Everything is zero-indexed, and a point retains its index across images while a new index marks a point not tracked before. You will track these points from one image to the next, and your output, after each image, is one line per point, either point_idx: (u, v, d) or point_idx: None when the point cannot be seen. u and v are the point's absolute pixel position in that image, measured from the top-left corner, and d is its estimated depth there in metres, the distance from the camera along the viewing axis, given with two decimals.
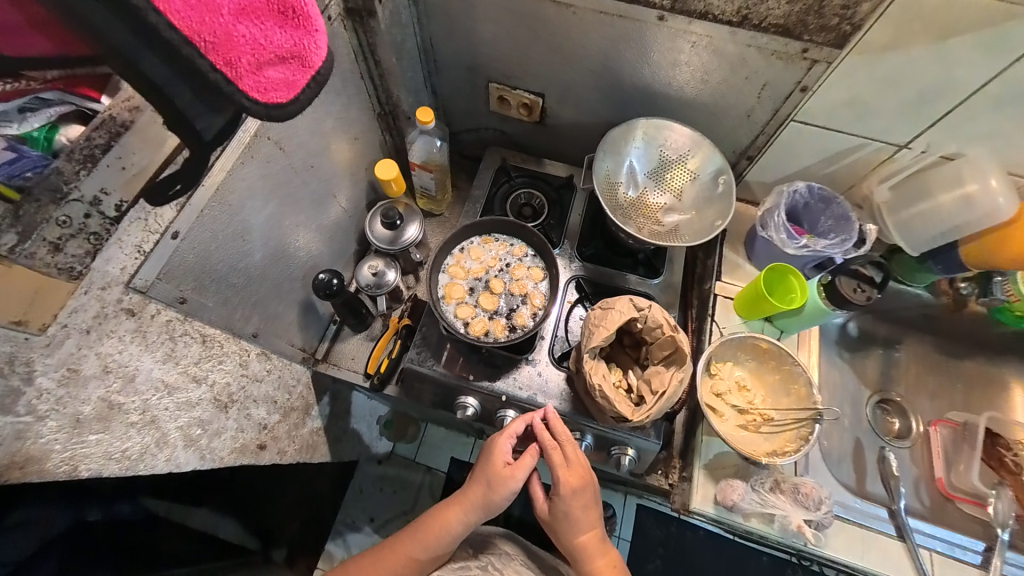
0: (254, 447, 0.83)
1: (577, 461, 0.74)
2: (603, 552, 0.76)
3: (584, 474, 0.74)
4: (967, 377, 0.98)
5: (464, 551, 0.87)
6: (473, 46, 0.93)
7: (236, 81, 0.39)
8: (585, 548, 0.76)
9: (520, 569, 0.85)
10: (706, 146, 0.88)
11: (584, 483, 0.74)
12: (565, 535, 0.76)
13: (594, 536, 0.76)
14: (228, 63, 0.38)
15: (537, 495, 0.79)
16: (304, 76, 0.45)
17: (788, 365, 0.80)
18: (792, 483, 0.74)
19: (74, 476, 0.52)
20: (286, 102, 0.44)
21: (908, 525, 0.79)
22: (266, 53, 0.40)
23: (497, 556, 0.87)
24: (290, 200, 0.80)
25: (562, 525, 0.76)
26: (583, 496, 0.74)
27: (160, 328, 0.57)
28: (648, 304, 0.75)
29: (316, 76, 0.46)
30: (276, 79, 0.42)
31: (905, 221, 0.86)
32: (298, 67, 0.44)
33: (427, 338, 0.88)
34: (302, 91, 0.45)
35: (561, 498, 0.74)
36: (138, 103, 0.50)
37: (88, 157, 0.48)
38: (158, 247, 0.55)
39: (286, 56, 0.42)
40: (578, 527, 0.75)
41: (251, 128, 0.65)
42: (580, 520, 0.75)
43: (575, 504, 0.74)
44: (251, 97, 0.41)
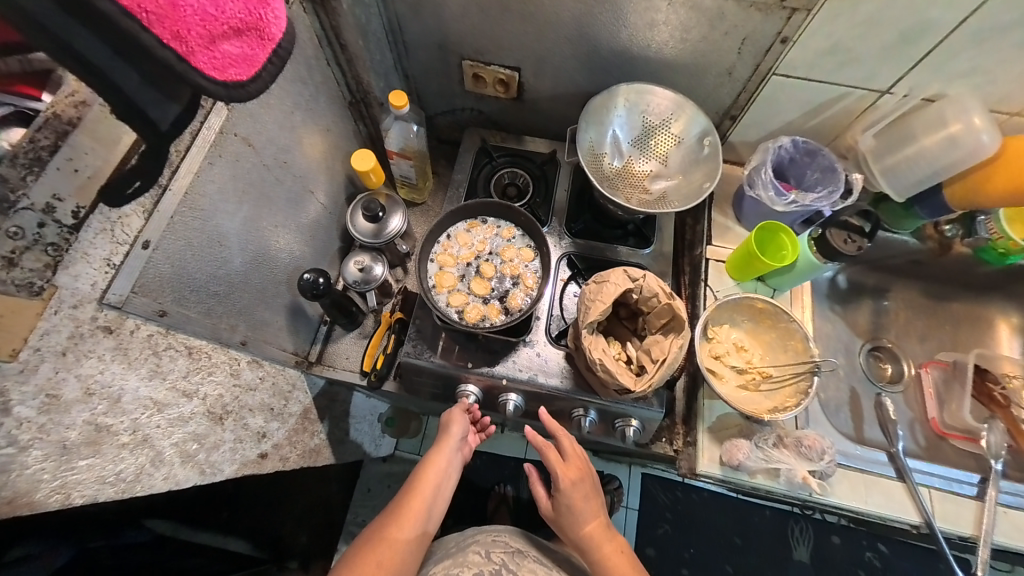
0: (255, 458, 0.83)
1: (572, 453, 0.79)
2: (610, 538, 0.76)
3: (580, 463, 0.78)
4: (945, 316, 1.02)
5: (476, 553, 0.84)
6: (442, 22, 0.89)
7: (188, 57, 0.36)
8: (592, 537, 0.76)
9: (534, 566, 0.83)
10: (689, 108, 0.86)
11: (582, 472, 0.78)
12: (570, 528, 0.77)
13: (598, 524, 0.77)
14: (177, 37, 0.35)
15: (538, 493, 0.83)
16: (263, 50, 0.41)
17: (784, 322, 0.80)
18: (795, 437, 0.75)
19: (69, 505, 0.50)
20: (247, 81, 0.41)
21: (908, 467, 0.76)
22: (219, 24, 0.37)
23: (510, 553, 0.85)
24: (264, 200, 0.76)
25: (566, 519, 0.78)
26: (583, 487, 0.77)
27: (142, 343, 0.55)
28: (642, 273, 0.74)
29: (276, 50, 0.43)
30: (233, 55, 0.39)
31: (891, 167, 0.85)
32: (258, 41, 0.41)
33: (422, 330, 0.87)
34: (263, 67, 0.42)
35: (562, 492, 0.77)
36: (83, 98, 0.47)
37: (34, 160, 0.44)
38: (128, 259, 0.52)
39: (243, 28, 0.39)
40: (581, 516, 0.76)
41: (216, 126, 0.62)
42: (582, 510, 0.77)
43: (576, 495, 0.77)
44: (206, 75, 0.38)
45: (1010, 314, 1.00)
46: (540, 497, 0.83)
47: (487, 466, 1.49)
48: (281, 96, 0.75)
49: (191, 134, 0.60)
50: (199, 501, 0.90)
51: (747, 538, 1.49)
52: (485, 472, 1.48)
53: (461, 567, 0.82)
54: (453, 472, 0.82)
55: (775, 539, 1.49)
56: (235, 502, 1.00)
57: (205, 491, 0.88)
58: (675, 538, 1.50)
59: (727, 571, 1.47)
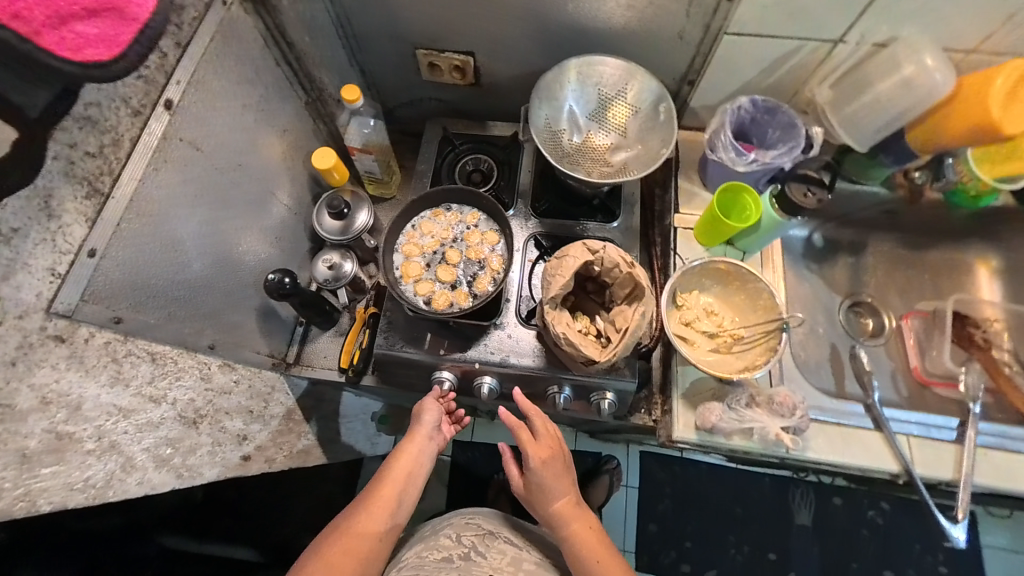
0: (238, 461, 0.83)
1: (544, 433, 0.79)
2: (579, 516, 0.78)
3: (551, 442, 0.79)
4: (921, 266, 1.01)
5: (448, 537, 0.85)
6: (390, 13, 0.89)
7: (34, 38, 0.36)
8: (561, 515, 0.77)
9: (505, 547, 0.84)
10: (642, 75, 0.84)
11: (553, 451, 0.78)
12: (541, 506, 0.78)
13: (569, 502, 0.78)
14: (17, 17, 0.35)
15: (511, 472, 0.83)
16: (127, 30, 0.41)
17: (751, 283, 0.80)
18: (767, 394, 0.73)
19: (36, 512, 0.51)
20: (109, 61, 0.41)
21: (884, 416, 0.75)
22: (65, 3, 0.37)
23: (481, 536, 0.85)
24: (222, 204, 0.76)
25: (537, 496, 0.79)
26: (554, 466, 0.78)
27: (98, 351, 0.55)
28: (602, 245, 0.74)
29: (144, 30, 0.42)
30: (89, 35, 0.39)
31: (849, 116, 0.84)
32: (119, 21, 0.40)
33: (394, 322, 0.87)
34: (129, 48, 0.42)
35: (533, 471, 0.77)
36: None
37: None
38: (74, 268, 0.53)
39: (97, 8, 0.39)
40: (552, 494, 0.77)
41: (157, 131, 0.62)
42: (553, 488, 0.77)
43: (547, 474, 0.77)
44: (61, 57, 0.38)
45: (989, 257, 0.99)
46: (513, 476, 0.83)
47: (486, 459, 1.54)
48: (228, 98, 0.75)
49: (132, 140, 0.59)
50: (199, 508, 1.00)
51: (748, 508, 1.51)
52: (485, 463, 1.53)
53: (432, 550, 0.82)
54: (426, 460, 0.83)
55: (777, 507, 1.50)
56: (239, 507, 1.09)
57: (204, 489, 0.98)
58: (677, 512, 1.52)
59: (731, 541, 1.48)
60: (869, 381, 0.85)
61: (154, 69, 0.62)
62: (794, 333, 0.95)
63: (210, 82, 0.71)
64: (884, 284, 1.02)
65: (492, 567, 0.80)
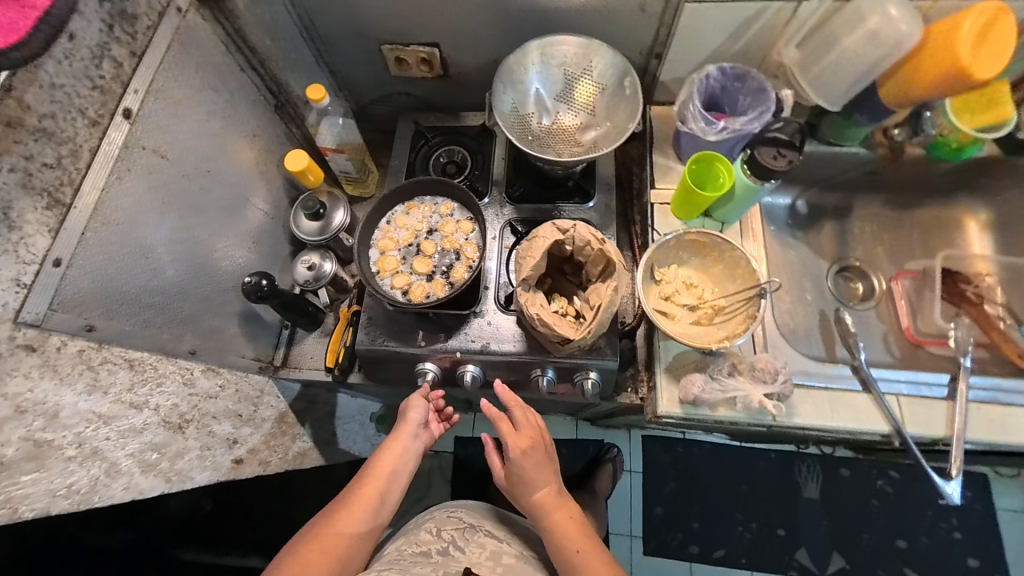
0: (229, 464, 0.84)
1: (525, 424, 0.80)
2: (560, 506, 0.78)
3: (532, 432, 0.80)
4: (909, 225, 0.99)
5: (428, 532, 0.85)
6: (350, 10, 0.89)
7: None
8: (542, 505, 0.78)
9: (484, 540, 0.84)
10: (604, 50, 0.83)
11: (535, 441, 0.79)
12: (522, 495, 0.79)
13: (550, 492, 0.79)
14: None
15: (493, 463, 0.84)
16: (25, 17, 0.46)
17: (728, 252, 0.78)
18: (749, 362, 0.72)
19: (17, 519, 0.52)
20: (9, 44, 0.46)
21: (872, 377, 0.73)
22: None
23: (461, 529, 0.85)
24: (192, 210, 0.77)
25: (519, 486, 0.80)
26: (535, 456, 0.79)
27: (72, 359, 0.56)
28: (571, 223, 0.73)
29: (45, 17, 0.48)
30: None
31: (818, 76, 0.82)
32: (18, 9, 0.46)
33: (374, 317, 0.87)
34: (29, 33, 0.47)
35: (513, 461, 0.78)
36: None
37: None
38: (40, 277, 0.53)
39: None
40: (533, 485, 0.78)
41: (117, 140, 0.62)
42: (534, 478, 0.78)
43: (527, 464, 0.78)
44: None
45: (978, 211, 0.96)
46: (495, 467, 0.84)
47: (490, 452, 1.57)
48: (192, 104, 0.75)
49: (91, 150, 0.60)
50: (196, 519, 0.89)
51: (754, 484, 1.51)
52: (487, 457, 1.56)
53: (412, 544, 0.83)
54: (412, 458, 0.83)
55: (782, 481, 1.51)
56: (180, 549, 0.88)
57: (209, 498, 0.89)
58: (682, 494, 1.51)
59: (738, 519, 1.48)
60: (855, 342, 0.82)
61: (110, 78, 0.63)
62: (781, 302, 0.94)
63: (170, 89, 0.71)
64: (871, 246, 1.00)
65: (469, 562, 0.80)
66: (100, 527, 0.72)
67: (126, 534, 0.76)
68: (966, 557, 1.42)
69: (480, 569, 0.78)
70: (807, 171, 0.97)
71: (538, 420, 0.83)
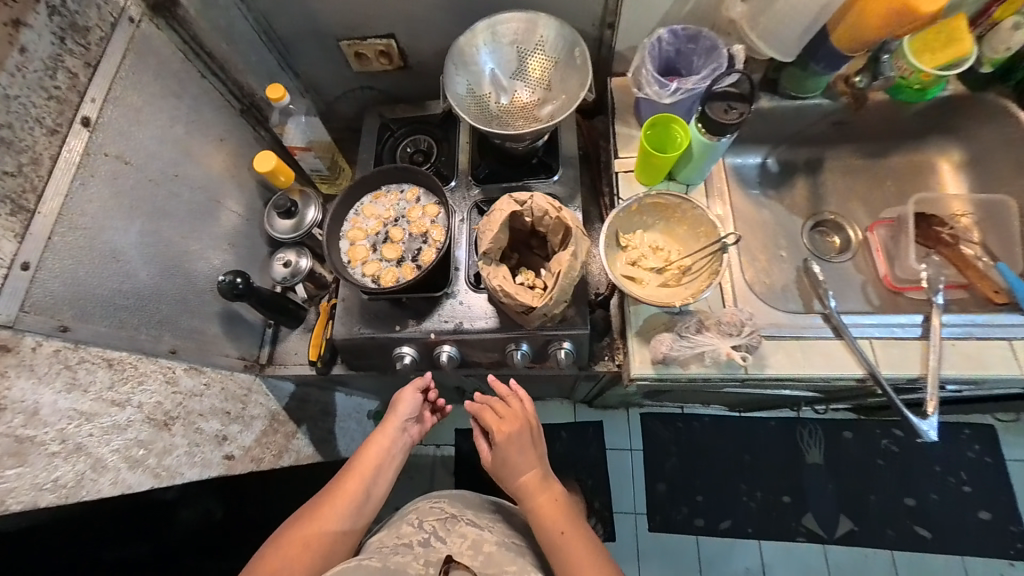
0: (220, 460, 0.86)
1: (507, 411, 0.82)
2: (545, 489, 0.78)
3: (515, 419, 0.82)
4: (881, 173, 0.98)
5: (410, 524, 0.85)
6: (303, 7, 0.91)
7: None
8: (526, 488, 0.78)
9: (466, 530, 0.83)
10: (553, 23, 0.84)
11: (518, 425, 0.81)
12: (508, 479, 0.80)
13: (534, 476, 0.79)
14: None
15: (481, 448, 0.86)
16: None
17: (690, 211, 0.79)
18: (716, 317, 0.72)
19: (5, 511, 0.53)
20: None
21: (844, 323, 0.73)
22: None
23: (442, 520, 0.85)
24: (161, 214, 0.78)
25: (504, 471, 0.80)
26: (518, 441, 0.80)
27: (49, 359, 0.58)
28: (528, 195, 0.73)
29: None
30: None
31: (768, 29, 0.81)
32: None
33: (348, 307, 0.88)
34: None
35: (497, 446, 0.80)
36: None
37: None
38: (8, 281, 0.55)
39: None
40: (517, 468, 0.79)
41: (78, 148, 0.64)
42: (518, 462, 0.79)
43: (511, 449, 0.80)
44: None
45: (949, 152, 0.95)
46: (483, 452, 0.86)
47: None
48: (153, 111, 0.77)
49: (52, 158, 0.61)
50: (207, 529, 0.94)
51: (757, 454, 1.50)
52: None
53: (394, 537, 0.83)
54: (398, 451, 0.87)
55: (784, 447, 1.50)
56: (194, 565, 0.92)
57: (218, 505, 0.95)
58: (684, 468, 1.50)
59: (742, 489, 1.47)
60: (825, 291, 0.81)
61: (65, 88, 0.64)
62: (754, 261, 0.94)
63: (130, 97, 0.73)
64: (845, 198, 0.99)
65: (450, 551, 0.80)
66: (112, 540, 0.79)
67: (140, 548, 0.83)
68: (978, 510, 1.40)
69: (460, 559, 0.78)
70: (772, 128, 0.96)
71: (524, 406, 0.85)
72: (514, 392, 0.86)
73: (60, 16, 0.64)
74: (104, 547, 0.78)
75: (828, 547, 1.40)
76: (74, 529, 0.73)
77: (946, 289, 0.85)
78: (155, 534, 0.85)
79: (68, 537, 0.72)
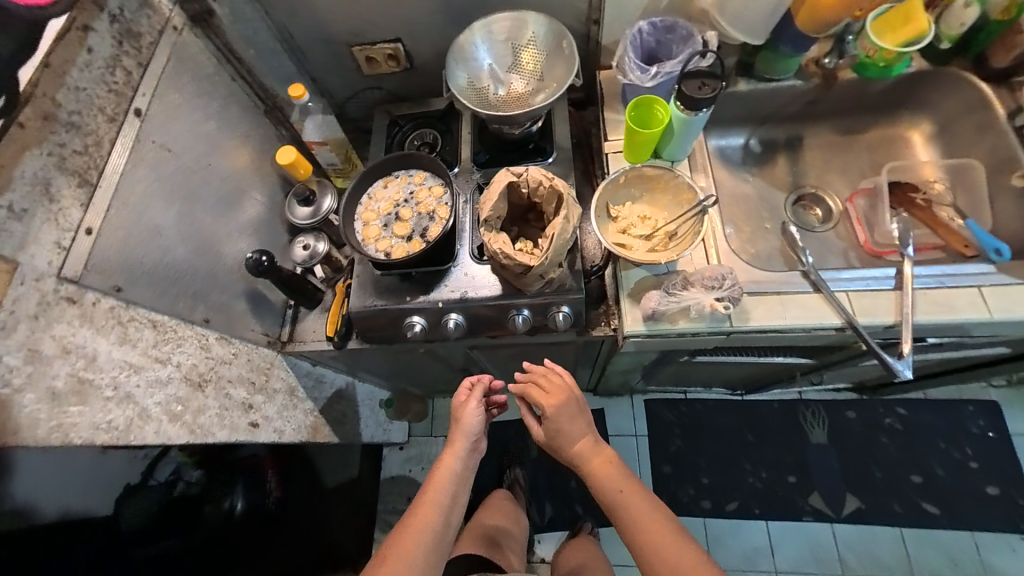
0: (246, 426, 0.92)
1: (551, 384, 0.87)
2: (598, 452, 0.84)
3: (561, 391, 0.86)
4: (859, 148, 1.05)
5: None
6: (319, 17, 1.01)
7: None
8: (581, 454, 0.84)
9: None
10: (540, 20, 0.94)
11: (562, 398, 0.85)
12: (562, 447, 0.86)
13: (586, 441, 0.85)
14: None
15: (531, 424, 0.91)
16: None
17: (674, 181, 0.87)
18: (699, 274, 0.78)
19: (69, 443, 0.60)
20: (46, 6, 0.56)
21: (821, 278, 0.78)
22: None
23: None
24: (196, 198, 0.87)
25: (557, 441, 0.86)
26: (567, 411, 0.84)
27: (105, 314, 0.66)
28: (523, 167, 0.81)
29: None
30: None
31: (737, 14, 0.89)
32: None
33: (362, 281, 0.96)
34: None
35: (550, 418, 0.85)
36: None
37: None
38: (75, 242, 0.63)
39: None
40: (571, 436, 0.84)
41: (131, 135, 0.73)
42: (570, 430, 0.84)
43: (562, 419, 0.84)
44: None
45: (921, 126, 1.02)
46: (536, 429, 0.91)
47: (498, 430, 1.67)
48: (189, 107, 0.86)
49: (111, 141, 0.70)
50: (218, 529, 1.15)
51: (760, 434, 1.52)
52: (496, 436, 1.66)
53: None
54: (469, 469, 0.90)
55: (788, 427, 1.52)
56: (201, 565, 1.11)
57: (236, 503, 1.19)
58: (689, 450, 1.53)
59: (748, 470, 1.49)
60: (803, 251, 0.87)
61: (122, 83, 0.73)
62: (741, 233, 1.00)
63: (171, 94, 0.82)
64: (825, 173, 1.06)
65: None
66: (124, 540, 0.95)
67: (170, 540, 1.04)
68: (986, 484, 1.40)
69: None
70: (753, 109, 1.03)
71: (565, 378, 0.89)
72: (552, 368, 0.91)
73: (119, 23, 0.73)
74: (106, 551, 0.92)
75: (835, 525, 1.41)
76: (74, 537, 0.85)
77: (923, 250, 0.91)
78: (184, 528, 1.06)
79: (84, 535, 0.87)
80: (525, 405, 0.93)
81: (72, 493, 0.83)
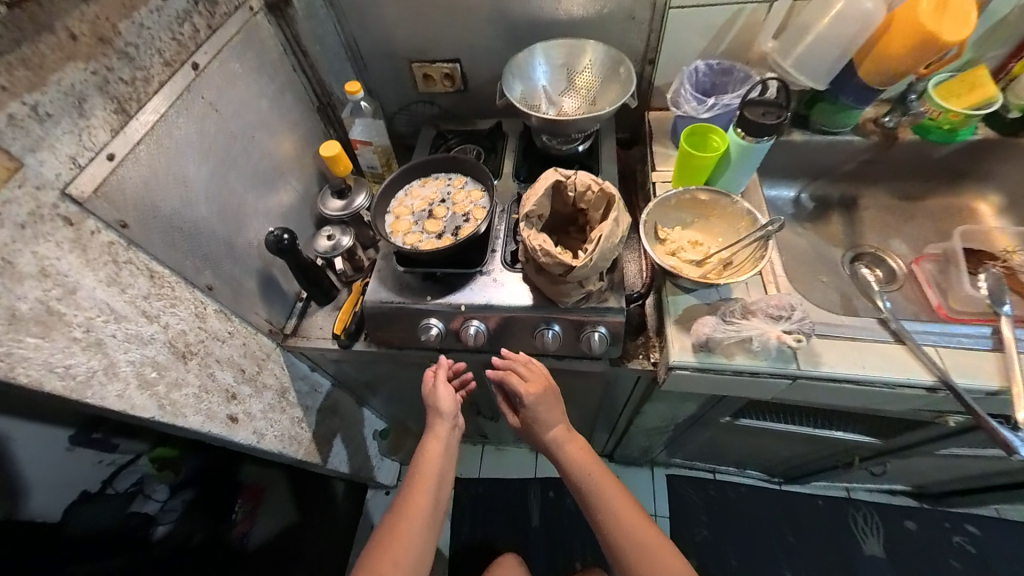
0: (224, 417, 0.80)
1: (531, 371, 0.80)
2: (573, 438, 0.80)
3: (542, 377, 0.80)
4: (921, 214, 1.01)
5: None
6: (386, 30, 1.07)
7: None
8: (559, 440, 0.80)
9: None
10: (601, 47, 0.96)
11: (545, 385, 0.79)
12: (540, 433, 0.81)
13: (563, 428, 0.80)
14: None
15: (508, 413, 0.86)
16: None
17: (730, 207, 0.81)
18: (761, 302, 0.68)
19: (11, 380, 0.50)
20: None
21: (903, 327, 0.68)
22: None
23: None
24: (233, 166, 0.85)
25: (535, 429, 0.81)
26: (548, 399, 0.79)
27: (101, 247, 0.59)
28: (572, 170, 0.76)
29: None
30: None
31: (799, 62, 0.89)
32: None
33: (383, 276, 0.88)
34: None
35: (531, 406, 0.79)
36: None
37: None
38: (92, 163, 0.58)
39: None
40: (549, 424, 0.80)
41: (182, 84, 0.72)
42: (550, 419, 0.80)
43: (543, 406, 0.79)
44: None
45: (987, 197, 0.98)
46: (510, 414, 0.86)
47: (494, 487, 1.47)
48: (246, 80, 0.88)
49: (160, 84, 0.69)
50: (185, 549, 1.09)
51: (802, 536, 1.29)
52: (493, 493, 1.45)
53: None
54: (451, 454, 0.85)
55: (834, 529, 1.29)
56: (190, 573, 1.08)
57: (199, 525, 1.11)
58: (716, 543, 1.29)
59: None
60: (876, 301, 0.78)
61: (187, 38, 0.74)
62: (796, 282, 0.92)
63: (233, 63, 0.84)
64: (886, 235, 1.00)
65: None
66: (95, 546, 0.98)
67: (112, 560, 0.99)
68: None
69: None
70: (807, 162, 1.01)
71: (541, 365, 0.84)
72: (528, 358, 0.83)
73: None
74: (88, 555, 0.97)
75: None
76: (52, 537, 0.93)
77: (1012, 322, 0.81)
78: (130, 548, 1.02)
79: (59, 540, 0.94)
80: (501, 392, 0.87)
81: (64, 486, 0.95)
